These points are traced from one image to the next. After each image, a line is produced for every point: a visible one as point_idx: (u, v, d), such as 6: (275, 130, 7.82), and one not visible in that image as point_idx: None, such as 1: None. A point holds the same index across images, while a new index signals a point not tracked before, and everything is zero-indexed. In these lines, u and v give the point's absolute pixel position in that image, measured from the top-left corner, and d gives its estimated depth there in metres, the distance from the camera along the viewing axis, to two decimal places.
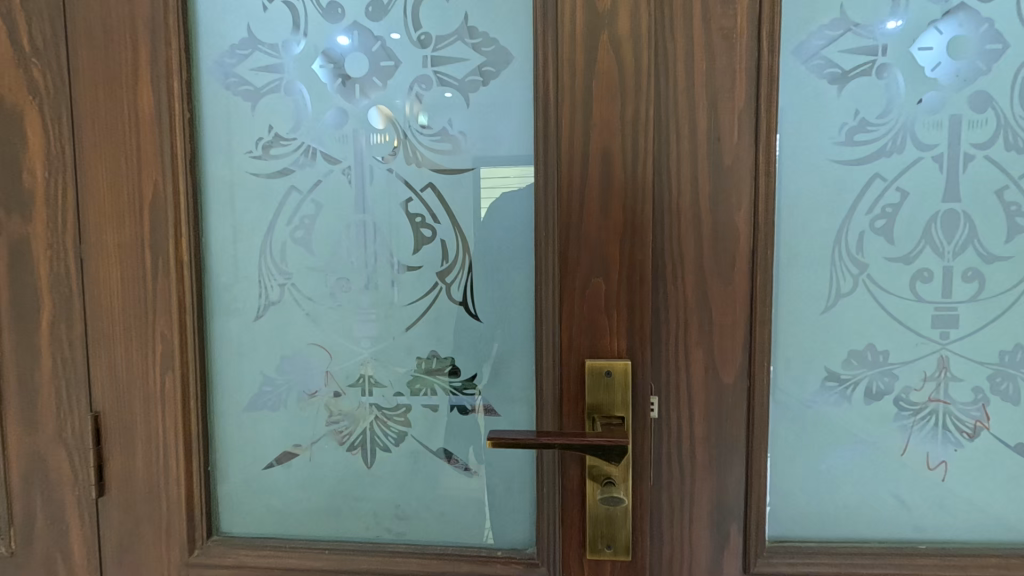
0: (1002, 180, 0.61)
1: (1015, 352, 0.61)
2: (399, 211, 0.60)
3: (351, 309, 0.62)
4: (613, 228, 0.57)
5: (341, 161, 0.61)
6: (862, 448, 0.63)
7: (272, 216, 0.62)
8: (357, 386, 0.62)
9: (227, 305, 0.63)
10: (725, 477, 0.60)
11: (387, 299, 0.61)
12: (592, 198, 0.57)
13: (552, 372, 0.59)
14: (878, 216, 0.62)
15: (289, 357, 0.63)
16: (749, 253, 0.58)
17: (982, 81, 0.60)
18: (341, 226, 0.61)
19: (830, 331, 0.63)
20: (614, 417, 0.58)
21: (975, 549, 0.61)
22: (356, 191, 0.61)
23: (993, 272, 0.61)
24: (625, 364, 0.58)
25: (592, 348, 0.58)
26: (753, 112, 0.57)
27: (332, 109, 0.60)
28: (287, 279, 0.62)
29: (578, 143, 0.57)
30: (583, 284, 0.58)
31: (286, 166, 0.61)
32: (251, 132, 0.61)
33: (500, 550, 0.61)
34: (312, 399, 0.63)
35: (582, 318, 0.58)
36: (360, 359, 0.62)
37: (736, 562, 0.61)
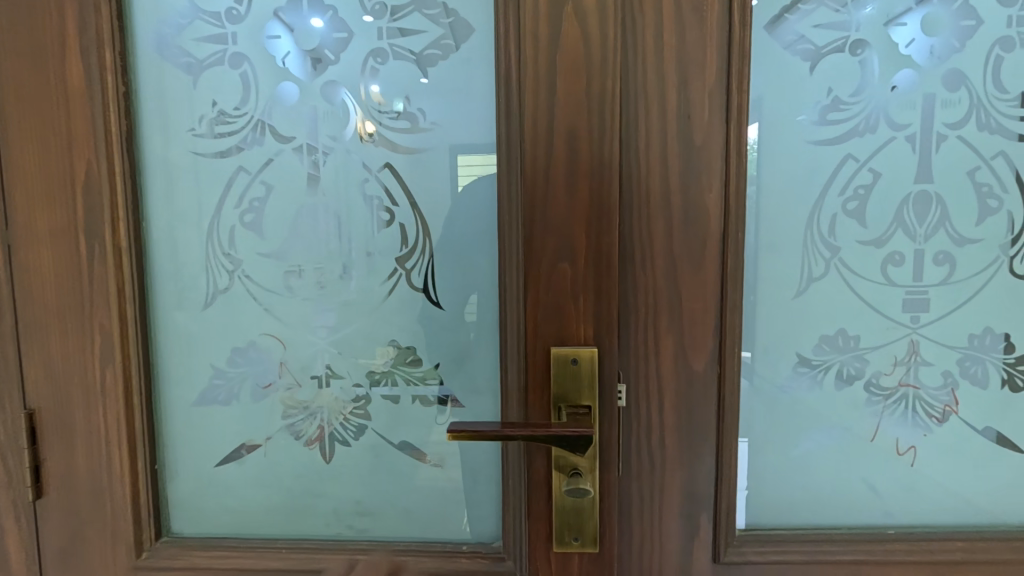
0: (974, 161, 0.59)
1: (982, 336, 0.62)
2: (356, 193, 0.59)
3: (308, 298, 0.61)
4: (579, 214, 0.56)
5: (292, 139, 0.59)
6: (834, 434, 0.63)
7: (218, 196, 0.60)
8: (315, 378, 0.62)
9: (173, 295, 0.61)
10: (696, 466, 0.60)
11: (345, 286, 0.61)
12: (557, 184, 0.56)
13: (519, 366, 0.59)
14: (850, 197, 0.60)
15: (240, 348, 0.62)
16: (720, 235, 0.58)
17: (957, 59, 0.58)
18: (292, 208, 0.60)
19: (802, 317, 0.61)
20: (580, 406, 0.58)
21: (941, 533, 0.63)
22: (309, 171, 0.59)
23: (963, 255, 0.61)
24: (592, 352, 0.58)
25: (559, 335, 0.58)
26: (724, 89, 0.56)
27: (282, 84, 0.58)
28: (237, 266, 0.61)
29: (542, 123, 0.55)
30: (549, 270, 0.57)
31: (232, 146, 0.59)
32: (193, 108, 0.59)
33: (465, 545, 0.62)
34: (267, 392, 0.62)
35: (549, 307, 0.58)
36: (316, 349, 0.61)
37: (707, 551, 0.61)
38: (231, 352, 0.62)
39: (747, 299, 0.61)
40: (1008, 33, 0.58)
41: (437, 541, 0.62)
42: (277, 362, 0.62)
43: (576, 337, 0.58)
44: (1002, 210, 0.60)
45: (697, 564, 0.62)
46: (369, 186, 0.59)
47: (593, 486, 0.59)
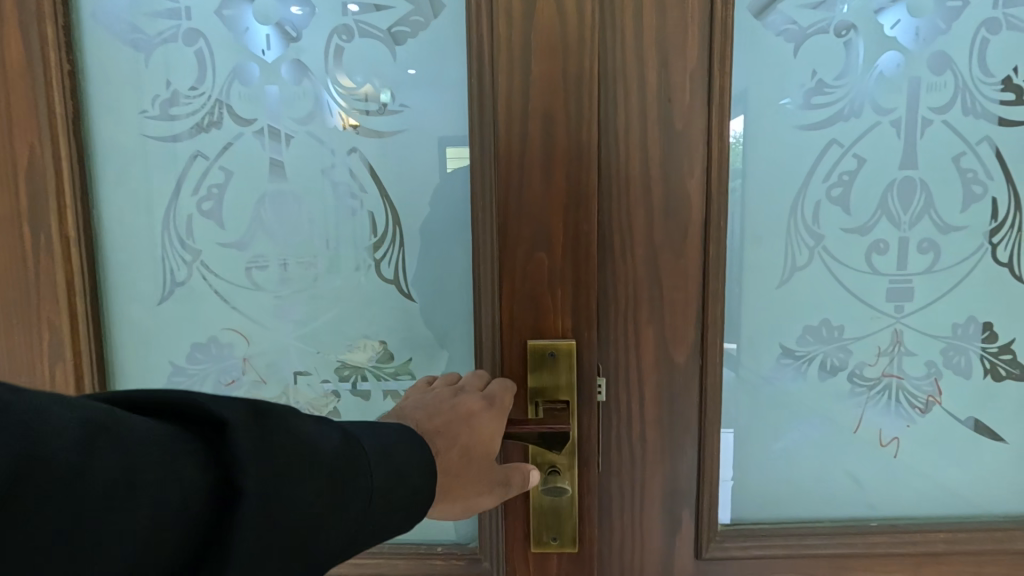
0: (959, 146, 0.58)
1: (966, 325, 0.61)
2: (321, 179, 0.56)
3: (271, 291, 0.58)
4: (556, 201, 0.54)
5: (252, 122, 0.56)
6: (818, 426, 0.62)
7: (174, 182, 0.57)
8: (281, 375, 0.59)
9: (127, 288, 0.58)
10: (677, 461, 0.59)
11: (311, 279, 0.58)
12: (533, 170, 0.53)
13: (494, 360, 0.57)
14: (835, 184, 0.58)
15: (201, 344, 0.59)
16: (703, 223, 0.56)
17: (943, 41, 0.57)
18: (253, 196, 0.57)
19: (785, 307, 0.60)
20: (557, 402, 0.56)
21: (924, 525, 0.62)
22: (271, 156, 0.56)
23: (948, 243, 0.59)
24: (569, 344, 0.55)
25: (536, 328, 0.56)
26: (706, 71, 0.54)
27: (241, 62, 0.55)
28: (196, 257, 0.58)
29: (517, 106, 0.53)
30: (525, 260, 0.55)
31: (188, 129, 0.56)
32: (145, 88, 0.56)
33: (440, 545, 0.61)
34: (231, 390, 0.60)
35: (525, 299, 0.55)
36: (281, 345, 0.59)
37: (689, 547, 0.60)
38: (192, 348, 0.59)
39: (730, 288, 0.59)
40: (995, 15, 0.57)
41: (411, 542, 0.62)
42: (240, 358, 0.59)
43: (553, 330, 0.56)
44: (986, 197, 0.59)
45: (678, 560, 0.60)
46: (335, 172, 0.56)
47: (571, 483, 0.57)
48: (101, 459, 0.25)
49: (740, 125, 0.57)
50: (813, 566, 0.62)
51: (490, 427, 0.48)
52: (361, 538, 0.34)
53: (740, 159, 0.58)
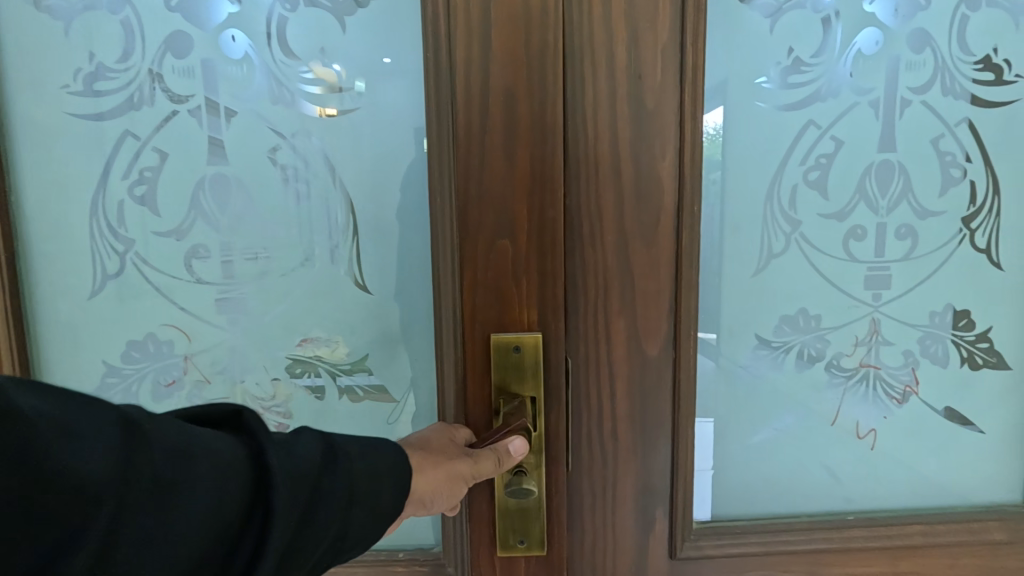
0: (938, 129, 0.56)
1: (943, 313, 0.59)
2: (266, 161, 0.54)
3: (213, 283, 0.56)
4: (518, 186, 0.51)
5: (188, 99, 0.53)
6: (795, 419, 0.60)
7: (104, 165, 0.54)
8: (225, 375, 0.58)
9: (55, 281, 0.56)
10: (650, 457, 0.56)
11: (255, 271, 0.55)
12: (494, 152, 0.50)
13: (456, 355, 0.54)
14: (812, 167, 0.56)
15: (136, 342, 0.57)
16: (676, 209, 0.53)
17: (922, 18, 0.55)
18: (189, 178, 0.54)
19: (761, 296, 0.57)
20: (521, 398, 0.53)
21: (901, 518, 0.61)
22: (210, 135, 0.54)
23: (926, 228, 0.58)
24: (536, 338, 0.53)
25: (500, 321, 0.53)
26: (678, 45, 0.51)
27: (175, 33, 0.52)
28: (129, 246, 0.56)
29: (476, 84, 0.49)
30: (486, 249, 0.52)
31: (117, 106, 0.54)
32: (68, 63, 0.53)
33: (403, 551, 0.58)
34: (172, 391, 0.58)
35: (487, 290, 0.52)
36: (221, 342, 0.57)
37: (663, 547, 0.58)
38: (128, 347, 0.57)
39: (705, 276, 0.56)
40: None
41: (371, 549, 0.58)
42: (181, 356, 0.57)
43: (517, 323, 0.53)
44: (964, 180, 0.57)
45: (651, 561, 0.58)
46: (280, 155, 0.53)
47: (538, 484, 0.54)
48: (166, 427, 0.33)
49: (720, 117, 0.54)
50: (790, 562, 0.60)
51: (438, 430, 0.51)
52: (379, 497, 0.40)
53: (719, 152, 0.55)
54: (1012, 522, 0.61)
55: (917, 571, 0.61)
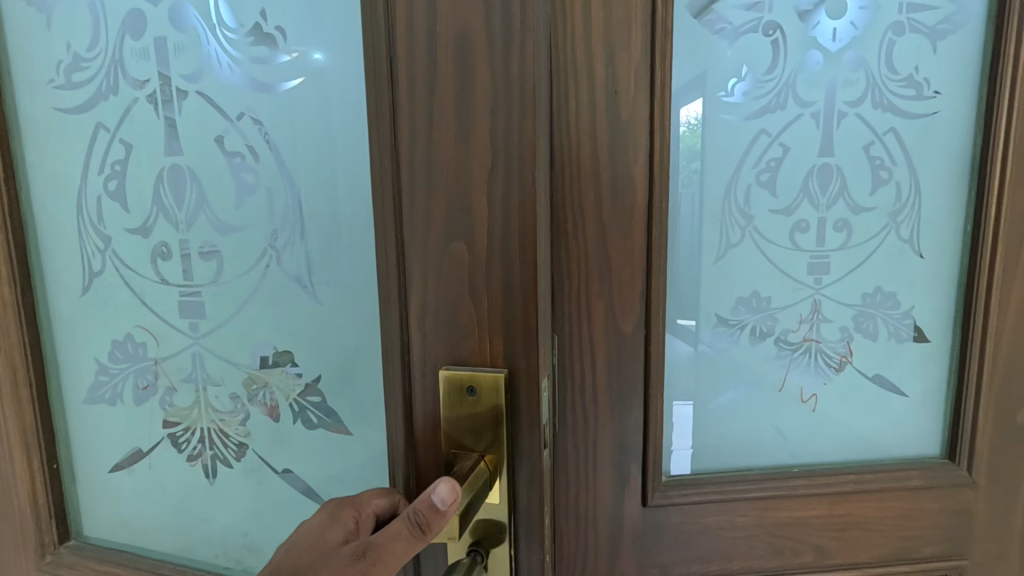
0: (869, 137, 0.66)
1: (873, 294, 0.69)
2: (215, 146, 0.62)
3: (177, 284, 0.66)
4: (478, 197, 0.47)
5: (144, 86, 0.63)
6: (746, 388, 0.70)
7: (84, 162, 0.66)
8: (188, 383, 0.69)
9: (59, 280, 0.70)
10: (624, 420, 0.65)
11: (213, 273, 0.65)
12: (447, 146, 0.47)
13: (416, 375, 0.53)
14: (763, 169, 0.65)
15: (118, 341, 0.70)
16: (647, 205, 0.61)
17: (856, 41, 0.64)
18: (152, 172, 0.64)
19: (721, 280, 0.67)
20: (473, 453, 0.51)
21: (836, 468, 0.72)
22: (166, 120, 0.63)
23: (859, 222, 0.67)
24: (498, 378, 0.50)
25: (453, 353, 0.51)
26: (648, 65, 0.59)
27: (131, 11, 0.61)
28: (108, 248, 0.68)
29: (421, 86, 0.47)
30: (438, 266, 0.50)
31: (90, 98, 0.64)
32: (52, 60, 0.65)
33: None
34: (147, 394, 0.71)
35: (445, 297, 0.50)
36: (187, 347, 0.68)
37: (636, 496, 0.67)
38: (111, 347, 0.70)
39: (673, 265, 0.66)
40: (899, 19, 0.64)
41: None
42: (152, 359, 0.69)
43: (478, 358, 0.51)
44: (891, 181, 0.67)
45: (626, 509, 0.68)
46: (228, 141, 0.62)
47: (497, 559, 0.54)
48: None
49: (700, 108, 0.63)
50: (743, 509, 0.70)
51: (316, 525, 0.53)
52: None
53: (698, 140, 0.64)
54: (930, 471, 0.71)
55: (850, 514, 0.71)
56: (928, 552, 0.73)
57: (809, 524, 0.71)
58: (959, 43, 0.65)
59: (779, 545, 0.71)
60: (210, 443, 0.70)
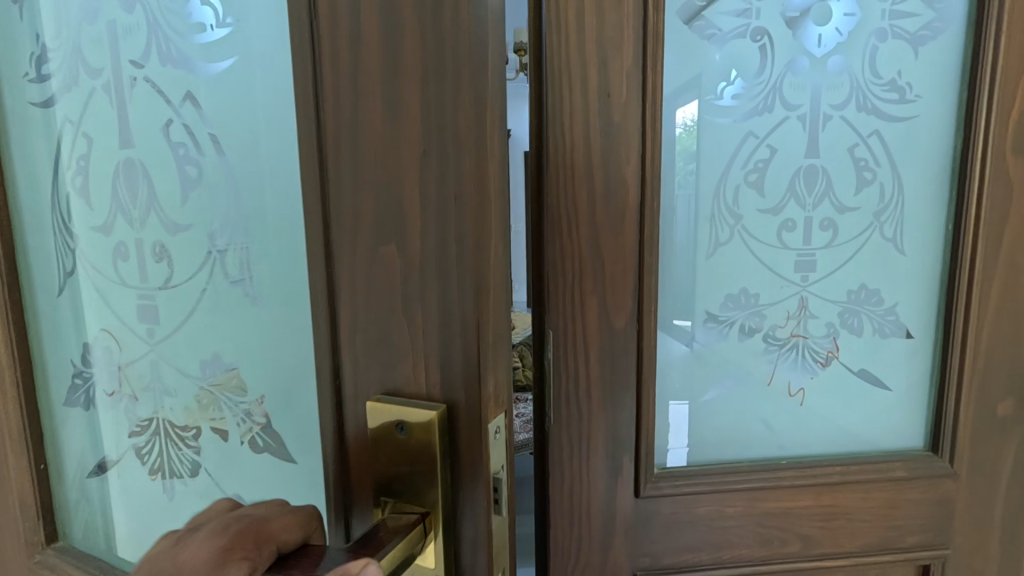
0: (853, 139, 0.68)
1: (858, 291, 0.71)
2: (161, 133, 0.53)
3: (135, 285, 0.59)
4: (409, 188, 0.37)
5: (99, 74, 0.55)
6: (736, 381, 0.73)
7: (55, 159, 0.61)
8: (149, 394, 0.62)
9: (33, 283, 0.64)
10: (617, 413, 0.67)
11: (164, 275, 0.57)
12: (373, 124, 0.37)
13: (347, 408, 0.42)
14: (751, 170, 0.68)
15: (89, 345, 0.64)
16: (639, 204, 0.64)
17: (840, 46, 0.66)
18: (110, 160, 0.57)
19: (710, 277, 0.69)
20: (405, 506, 0.40)
21: (822, 461, 0.74)
22: (119, 104, 0.55)
23: (844, 222, 0.70)
24: (430, 420, 0.38)
25: (385, 382, 0.40)
26: (640, 69, 0.61)
27: None
28: (76, 249, 0.62)
29: (344, 49, 0.37)
30: (368, 273, 0.39)
31: (56, 88, 0.59)
32: (18, 53, 0.59)
33: None
34: (114, 402, 0.65)
35: (374, 313, 0.40)
36: (147, 355, 0.60)
37: (629, 488, 0.69)
38: (83, 352, 0.65)
39: (665, 262, 0.68)
40: (883, 25, 0.66)
41: None
42: (118, 364, 0.63)
43: (414, 388, 0.39)
44: (875, 182, 0.69)
45: (619, 500, 0.70)
46: (172, 129, 0.52)
47: None
48: None
49: (696, 108, 0.66)
50: (733, 499, 0.72)
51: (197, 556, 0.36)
52: None
53: (694, 140, 0.66)
54: (913, 463, 0.74)
55: (836, 504, 0.73)
56: (911, 541, 0.75)
57: (796, 515, 0.73)
58: (939, 49, 0.67)
59: (768, 535, 0.73)
60: (168, 457, 0.63)
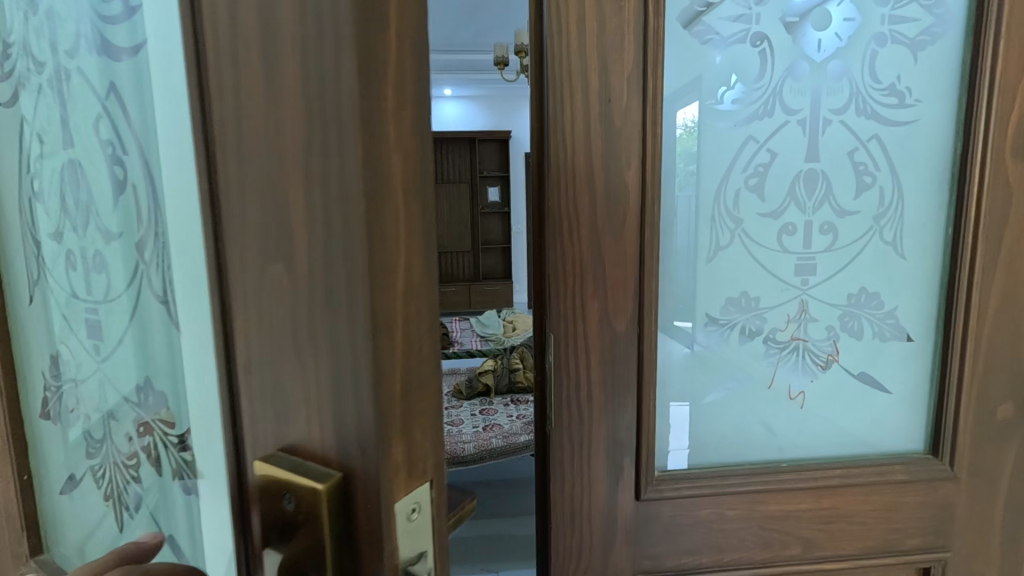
0: (853, 143, 0.68)
1: (858, 294, 0.72)
2: (94, 102, 0.39)
3: (84, 297, 0.44)
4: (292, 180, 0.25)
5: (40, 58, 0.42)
6: (736, 383, 0.73)
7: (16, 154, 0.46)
8: (100, 421, 0.46)
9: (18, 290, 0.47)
10: (618, 416, 0.68)
11: (104, 286, 0.42)
12: (250, 84, 0.25)
13: (234, 509, 0.30)
14: (752, 174, 0.68)
15: (57, 357, 0.48)
16: (639, 208, 0.64)
17: (840, 51, 0.67)
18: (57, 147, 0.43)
19: (711, 280, 0.69)
20: None
21: (822, 463, 0.74)
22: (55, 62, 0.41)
23: (844, 225, 0.70)
24: (316, 493, 0.25)
25: (279, 441, 0.28)
26: (641, 74, 0.62)
27: None
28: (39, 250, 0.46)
29: None
30: (255, 304, 0.27)
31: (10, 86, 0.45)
32: None
33: None
34: (73, 420, 0.48)
35: (265, 359, 0.27)
36: (94, 376, 0.45)
37: (630, 491, 0.70)
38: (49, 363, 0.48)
39: (666, 266, 0.68)
40: (882, 30, 0.67)
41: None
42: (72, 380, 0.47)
43: (308, 448, 0.26)
44: (875, 186, 0.69)
45: (620, 502, 0.70)
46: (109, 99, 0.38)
47: None
48: None
49: (695, 111, 0.66)
50: (733, 502, 0.72)
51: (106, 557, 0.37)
52: None
53: (694, 142, 0.66)
54: (913, 465, 0.74)
55: (837, 507, 0.74)
56: (912, 544, 0.75)
57: (797, 517, 0.73)
58: (938, 54, 0.68)
59: (768, 537, 0.73)
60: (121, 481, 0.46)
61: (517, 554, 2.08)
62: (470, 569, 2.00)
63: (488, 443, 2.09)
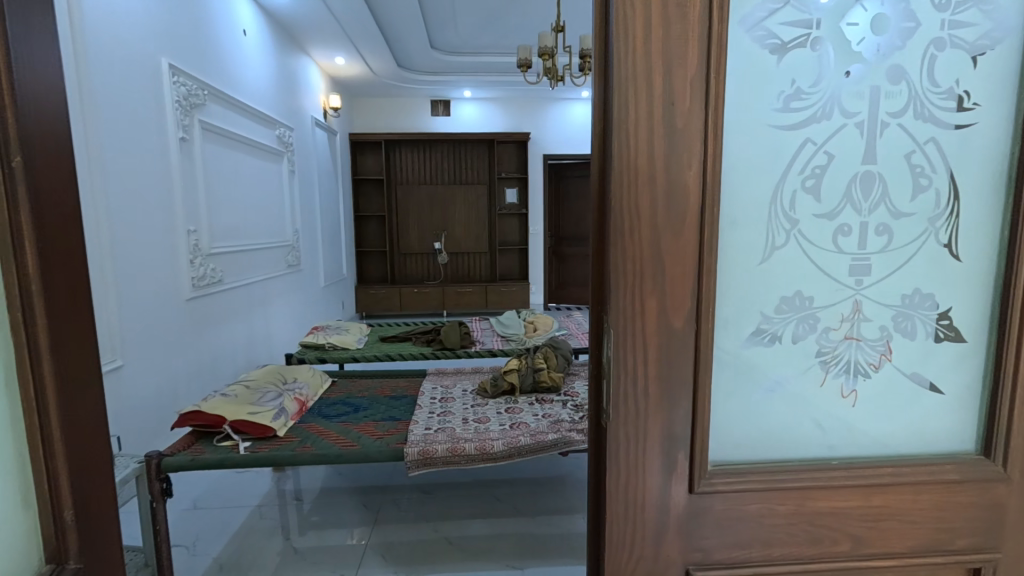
0: (910, 145, 0.70)
1: (912, 295, 0.73)
2: None
3: None
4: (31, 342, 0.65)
5: None
6: (787, 381, 0.74)
7: None
8: None
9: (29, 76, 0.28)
10: (674, 411, 0.70)
11: None
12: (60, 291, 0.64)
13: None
14: (808, 176, 0.69)
15: None
16: (698, 209, 0.66)
17: (898, 55, 0.68)
18: None
19: (766, 280, 0.71)
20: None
21: (874, 462, 0.75)
22: None
23: (900, 226, 0.71)
24: None
25: None
26: (704, 77, 0.63)
27: None
28: None
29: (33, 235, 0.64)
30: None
31: None
32: None
33: None
34: None
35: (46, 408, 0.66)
36: None
37: (683, 483, 0.71)
38: None
39: (722, 264, 0.69)
40: (942, 35, 0.68)
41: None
42: None
43: None
44: (931, 188, 0.71)
45: (673, 495, 0.72)
46: None
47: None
48: None
49: (755, 113, 0.67)
50: (784, 498, 0.73)
51: None
52: None
53: (752, 143, 0.68)
54: (965, 465, 0.74)
55: (888, 505, 0.74)
56: (962, 544, 0.76)
57: (846, 514, 0.74)
58: (997, 57, 0.69)
59: (817, 533, 0.74)
60: None
61: (541, 553, 2.08)
62: (495, 565, 2.02)
63: (517, 441, 2.08)
